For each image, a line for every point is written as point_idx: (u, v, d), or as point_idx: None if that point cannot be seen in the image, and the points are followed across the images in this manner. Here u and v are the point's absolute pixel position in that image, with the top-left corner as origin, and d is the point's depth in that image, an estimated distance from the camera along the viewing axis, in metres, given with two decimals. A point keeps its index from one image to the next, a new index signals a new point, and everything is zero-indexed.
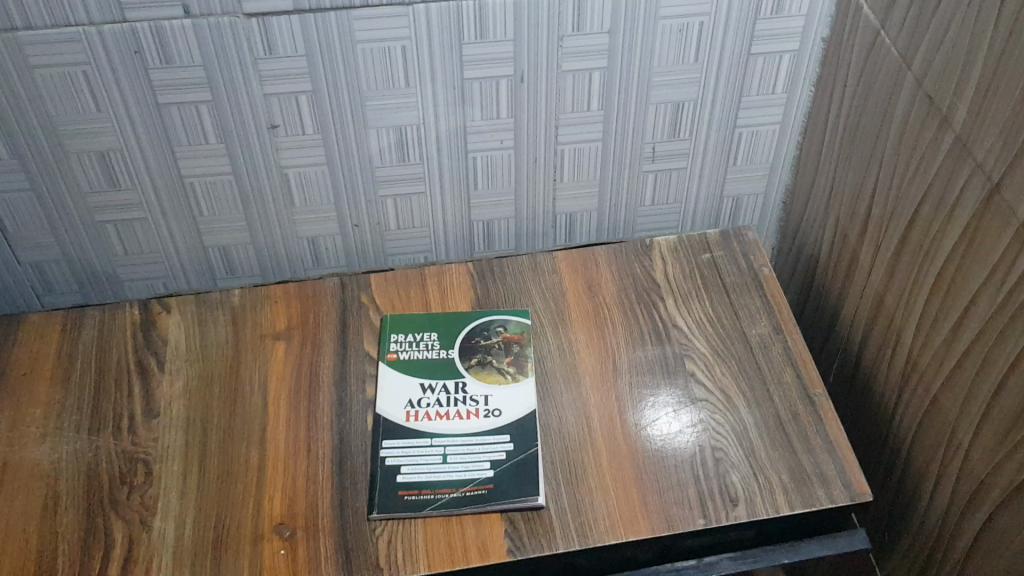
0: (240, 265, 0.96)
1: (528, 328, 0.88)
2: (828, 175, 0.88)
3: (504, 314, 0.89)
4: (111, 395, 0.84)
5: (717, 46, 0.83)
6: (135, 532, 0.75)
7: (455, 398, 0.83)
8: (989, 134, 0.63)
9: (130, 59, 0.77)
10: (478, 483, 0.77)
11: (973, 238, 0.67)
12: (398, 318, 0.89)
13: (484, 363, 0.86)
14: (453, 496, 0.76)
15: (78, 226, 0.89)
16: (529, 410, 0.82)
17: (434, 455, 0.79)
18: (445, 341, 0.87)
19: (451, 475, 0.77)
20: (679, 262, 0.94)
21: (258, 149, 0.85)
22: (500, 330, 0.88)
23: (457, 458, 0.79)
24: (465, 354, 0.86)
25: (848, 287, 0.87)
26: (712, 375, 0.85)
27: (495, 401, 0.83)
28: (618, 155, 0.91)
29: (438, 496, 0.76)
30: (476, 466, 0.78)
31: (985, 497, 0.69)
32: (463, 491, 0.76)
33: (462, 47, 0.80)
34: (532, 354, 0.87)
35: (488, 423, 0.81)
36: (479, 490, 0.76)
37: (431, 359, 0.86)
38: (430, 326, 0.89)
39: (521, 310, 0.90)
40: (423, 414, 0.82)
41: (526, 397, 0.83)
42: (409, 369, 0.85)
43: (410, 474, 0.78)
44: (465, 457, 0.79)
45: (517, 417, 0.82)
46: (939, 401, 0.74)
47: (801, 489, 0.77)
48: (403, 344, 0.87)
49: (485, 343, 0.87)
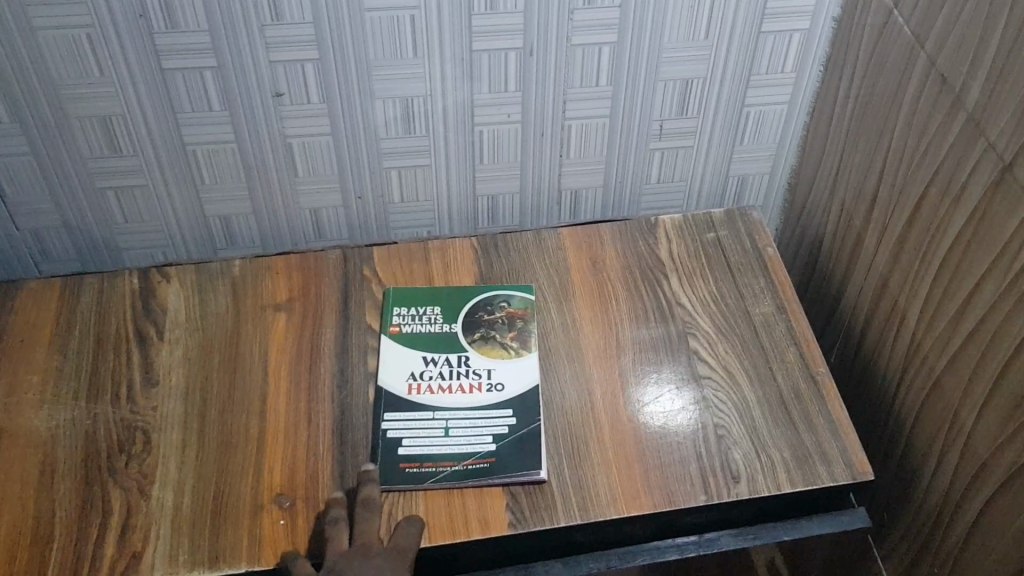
0: (240, 234, 0.95)
1: (532, 303, 0.88)
2: (834, 156, 0.87)
3: (508, 289, 0.89)
4: (110, 363, 0.83)
5: (727, 24, 0.82)
6: (133, 500, 0.75)
7: (458, 371, 0.82)
8: (1002, 115, 0.62)
9: (135, 23, 0.75)
10: (480, 457, 0.76)
11: (982, 220, 0.66)
12: (400, 291, 0.89)
13: (487, 338, 0.85)
14: (455, 469, 0.76)
15: (78, 192, 0.88)
16: (532, 385, 0.82)
17: (436, 428, 0.78)
18: (448, 314, 0.87)
19: (453, 449, 0.77)
20: (684, 240, 0.93)
21: (262, 118, 0.84)
22: (504, 305, 0.88)
23: (459, 432, 0.78)
24: (468, 329, 0.86)
25: (853, 268, 0.87)
26: (715, 353, 0.85)
27: (498, 375, 0.82)
28: (624, 132, 0.90)
29: (440, 469, 0.76)
30: (478, 440, 0.77)
31: (986, 480, 0.69)
32: (465, 465, 0.76)
33: (472, 18, 0.79)
34: (536, 329, 0.86)
35: (491, 397, 0.81)
36: (481, 464, 0.76)
37: (433, 333, 0.86)
38: (433, 301, 0.88)
39: (525, 285, 0.89)
40: (426, 387, 0.81)
41: (529, 372, 0.83)
42: (412, 342, 0.85)
43: (412, 447, 0.77)
44: (467, 431, 0.78)
45: (520, 392, 0.81)
46: (943, 383, 0.74)
47: (803, 468, 0.77)
48: (405, 317, 0.87)
49: (488, 318, 0.87)
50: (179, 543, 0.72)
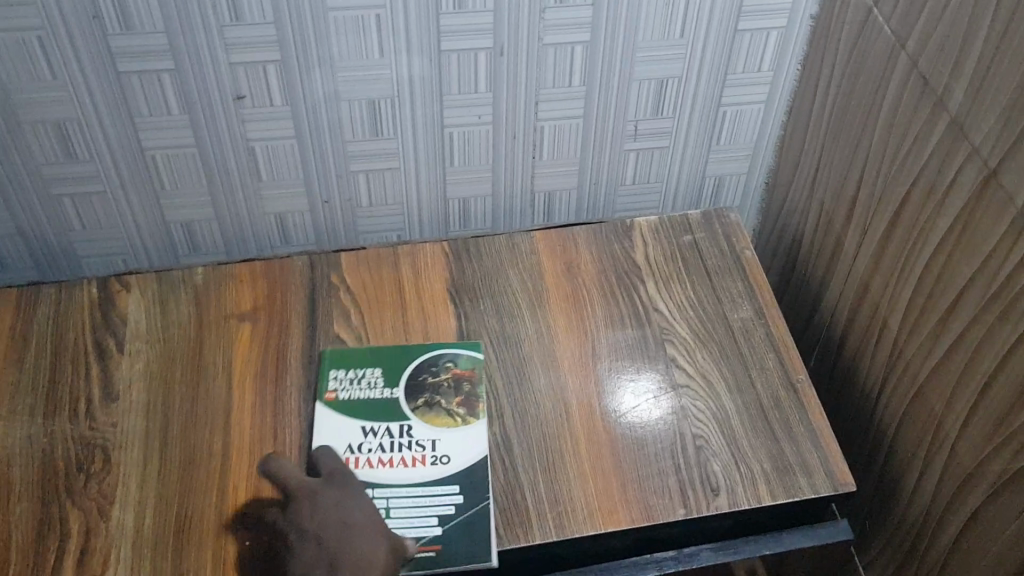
0: (203, 241, 0.92)
1: (479, 362, 0.82)
2: (813, 157, 0.86)
3: (453, 347, 0.82)
4: (67, 377, 0.80)
5: (703, 22, 0.80)
6: (92, 522, 0.72)
7: (400, 444, 0.76)
8: (987, 119, 0.61)
9: (87, 25, 0.72)
10: (428, 542, 0.70)
11: (965, 226, 0.65)
12: (336, 350, 0.82)
13: (432, 404, 0.78)
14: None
15: (33, 200, 0.84)
16: (480, 456, 0.75)
17: (376, 510, 0.72)
18: (389, 378, 0.80)
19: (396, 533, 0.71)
20: (660, 243, 0.91)
21: (223, 121, 0.81)
22: (450, 366, 0.81)
23: (401, 513, 0.72)
24: (410, 395, 0.79)
25: (832, 272, 0.85)
26: (693, 360, 0.83)
27: (444, 446, 0.75)
28: (599, 133, 0.88)
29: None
30: (423, 522, 0.71)
31: (972, 491, 0.67)
32: (413, 552, 0.70)
33: (439, 17, 0.76)
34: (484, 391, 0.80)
35: (436, 472, 0.74)
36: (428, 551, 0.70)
37: (372, 399, 0.79)
38: (372, 361, 0.81)
39: (472, 342, 0.83)
40: (365, 461, 0.75)
41: (475, 442, 0.76)
42: (350, 410, 0.78)
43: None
44: (409, 511, 0.72)
45: (467, 463, 0.74)
46: (925, 392, 0.72)
47: (783, 478, 0.75)
48: (342, 381, 0.79)
49: (432, 381, 0.80)
50: (141, 566, 0.70)
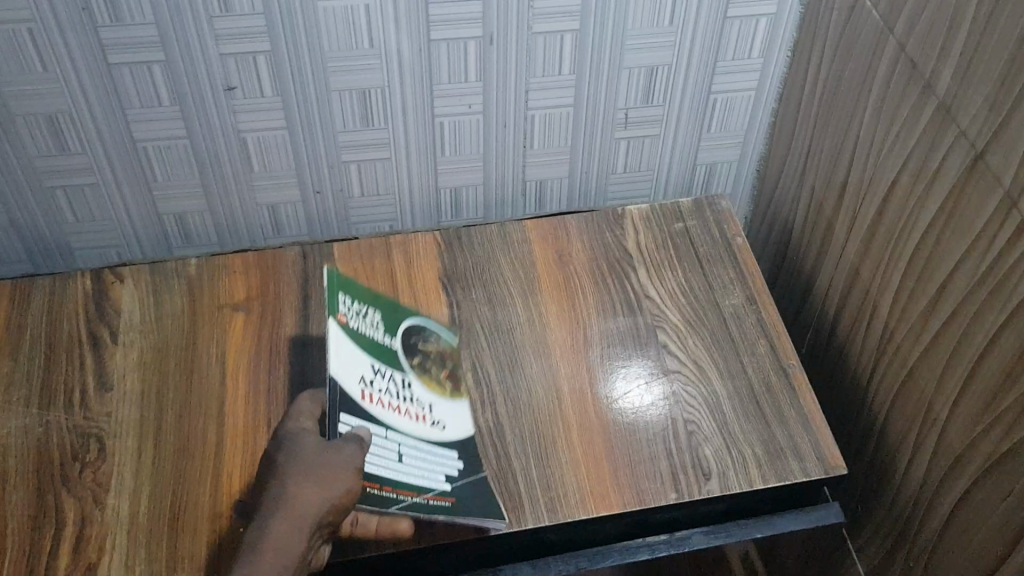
0: (197, 232, 0.92)
1: (453, 342, 0.82)
2: (803, 143, 0.86)
3: (436, 326, 0.82)
4: (62, 368, 0.81)
5: (692, 10, 0.80)
6: (87, 510, 0.73)
7: (401, 394, 0.73)
8: (974, 102, 0.61)
9: (77, 16, 0.72)
10: (439, 494, 0.69)
11: (953, 210, 0.65)
12: (339, 279, 0.74)
13: (422, 360, 0.77)
14: (413, 501, 0.68)
15: (27, 192, 0.85)
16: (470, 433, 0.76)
17: (390, 450, 0.69)
18: (388, 326, 0.76)
19: (408, 477, 0.69)
20: (652, 231, 0.91)
21: (215, 112, 0.82)
22: (434, 340, 0.80)
23: (412, 460, 0.70)
24: (405, 348, 0.77)
25: (823, 258, 0.85)
26: (684, 346, 0.83)
27: (439, 412, 0.75)
28: (590, 122, 0.88)
29: (394, 497, 0.68)
30: (431, 475, 0.70)
31: (960, 474, 0.68)
32: (426, 500, 0.68)
33: (428, 7, 0.76)
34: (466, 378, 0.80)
35: (432, 433, 0.73)
36: (440, 502, 0.69)
37: (377, 338, 0.74)
38: (375, 300, 0.77)
39: (451, 328, 0.83)
40: (376, 399, 0.70)
41: (462, 419, 0.77)
42: (358, 342, 0.71)
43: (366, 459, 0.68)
44: (419, 460, 0.70)
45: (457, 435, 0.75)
46: (914, 376, 0.72)
47: (774, 462, 0.76)
48: (350, 309, 0.72)
49: (420, 346, 0.78)
50: (136, 554, 0.70)
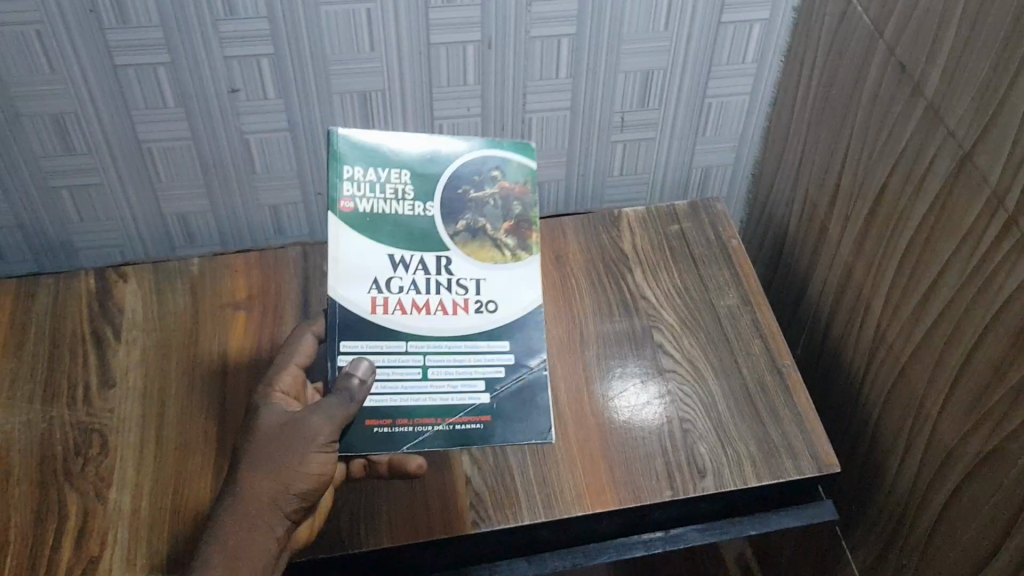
0: (199, 233, 0.94)
1: (532, 175, 0.71)
2: (797, 146, 0.87)
3: (509, 148, 0.71)
4: (65, 365, 0.82)
5: (687, 15, 0.82)
6: (89, 504, 0.74)
7: (437, 281, 0.67)
8: (961, 103, 0.62)
9: (84, 18, 0.74)
10: (473, 414, 0.66)
11: (942, 209, 0.66)
12: (351, 145, 0.67)
13: (479, 231, 0.68)
14: (437, 430, 0.65)
15: (32, 192, 0.86)
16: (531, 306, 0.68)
17: (412, 368, 0.65)
18: (422, 189, 0.68)
19: (436, 400, 0.66)
20: (648, 233, 0.93)
21: (218, 114, 0.83)
22: (499, 173, 0.70)
23: (440, 374, 0.66)
24: (451, 211, 0.68)
25: (816, 260, 0.87)
26: (680, 345, 0.84)
27: (490, 289, 0.68)
28: (587, 125, 0.90)
29: (416, 429, 0.65)
30: (469, 386, 0.66)
31: (951, 469, 0.68)
32: (451, 424, 0.65)
33: (428, 11, 0.78)
34: (534, 212, 0.70)
35: (481, 322, 0.67)
36: (474, 424, 0.66)
37: (404, 215, 0.67)
38: (402, 161, 0.68)
39: (525, 143, 0.72)
40: (394, 305, 0.66)
41: (527, 283, 0.69)
42: (370, 232, 0.66)
43: (382, 390, 0.65)
44: (450, 372, 0.66)
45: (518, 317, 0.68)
46: (906, 374, 0.73)
47: (767, 460, 0.77)
48: (361, 189, 0.66)
49: (477, 181, 0.69)
50: (137, 547, 0.71)
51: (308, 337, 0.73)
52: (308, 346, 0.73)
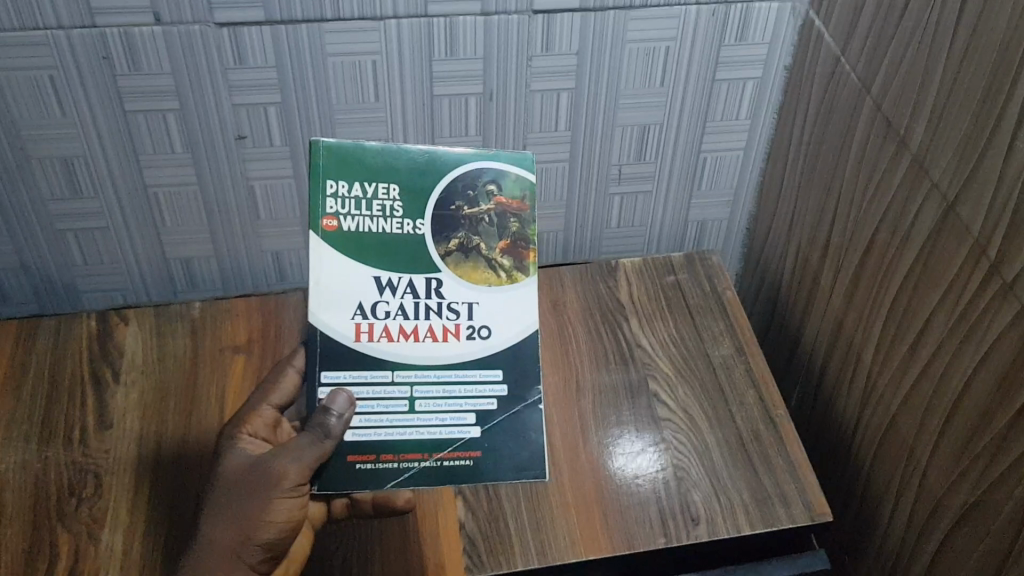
0: (202, 278, 0.95)
1: (530, 188, 0.72)
2: (789, 200, 0.89)
3: (506, 160, 0.71)
4: (64, 405, 0.83)
5: (682, 72, 0.85)
6: (82, 544, 0.74)
7: (427, 305, 0.69)
8: (945, 155, 0.64)
9: (97, 65, 0.76)
10: (461, 449, 0.70)
11: (927, 259, 0.67)
12: (336, 160, 0.68)
13: (471, 252, 0.70)
14: (423, 465, 0.68)
15: (38, 234, 0.88)
16: (521, 334, 0.71)
17: (399, 400, 0.69)
18: (412, 206, 0.69)
19: (423, 434, 0.69)
20: (644, 284, 0.94)
21: (224, 160, 0.85)
22: (494, 187, 0.71)
23: (427, 408, 0.69)
24: (442, 230, 0.70)
25: (809, 312, 0.88)
26: (674, 394, 0.85)
27: (481, 314, 0.70)
28: (584, 178, 0.92)
29: (402, 465, 0.68)
30: (458, 420, 0.70)
31: (941, 518, 0.69)
32: (438, 459, 0.69)
33: (432, 63, 0.80)
34: (530, 230, 0.72)
35: (471, 348, 0.70)
36: (462, 459, 0.69)
37: (392, 233, 0.69)
38: (390, 176, 0.69)
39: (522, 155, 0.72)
40: (381, 330, 0.69)
41: (518, 309, 0.71)
42: (357, 254, 0.68)
43: (368, 424, 0.68)
44: (437, 406, 0.70)
45: (511, 343, 0.71)
46: (896, 423, 0.74)
47: (761, 508, 0.77)
48: (348, 203, 0.68)
49: (472, 198, 0.71)
50: None
51: (291, 370, 0.71)
52: (291, 381, 0.70)
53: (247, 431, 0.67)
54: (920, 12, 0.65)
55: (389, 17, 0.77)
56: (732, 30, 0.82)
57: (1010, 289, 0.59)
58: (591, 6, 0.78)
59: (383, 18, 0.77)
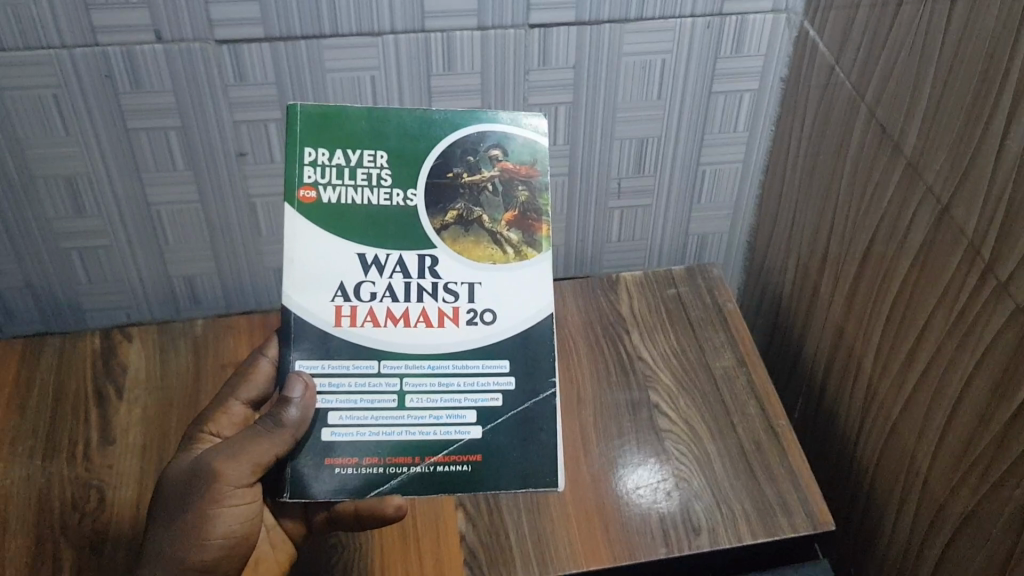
0: (205, 295, 0.96)
1: (541, 153, 0.66)
2: (789, 211, 0.90)
3: (511, 122, 0.66)
4: (67, 422, 0.83)
5: (679, 85, 0.85)
6: (83, 557, 0.73)
7: (419, 287, 0.62)
8: (937, 158, 0.64)
9: (101, 83, 0.77)
10: (459, 453, 0.61)
11: (925, 263, 0.67)
12: (313, 123, 0.63)
13: (471, 226, 0.63)
14: (413, 471, 0.60)
15: (43, 253, 0.88)
16: (532, 316, 0.63)
17: (388, 396, 0.61)
18: (402, 175, 0.64)
19: (414, 435, 0.61)
20: (645, 297, 0.94)
21: (225, 177, 0.86)
22: (499, 152, 0.65)
23: (420, 404, 0.61)
24: (438, 201, 0.64)
25: (811, 323, 0.88)
26: (676, 406, 0.85)
27: (484, 296, 0.63)
28: (584, 191, 0.92)
29: (388, 470, 0.60)
30: (456, 418, 0.61)
31: (943, 524, 0.68)
32: (430, 466, 0.60)
33: (430, 78, 0.81)
34: (541, 199, 0.65)
35: (474, 335, 0.62)
36: (459, 465, 0.61)
37: (379, 206, 0.63)
38: (376, 142, 0.64)
39: (527, 116, 0.66)
40: (367, 315, 0.62)
41: (530, 288, 0.64)
42: (338, 229, 0.62)
43: (351, 422, 0.61)
44: (432, 402, 0.61)
45: (517, 329, 0.63)
46: (899, 429, 0.73)
47: (764, 518, 0.76)
48: (327, 174, 0.63)
49: (472, 163, 0.65)
50: None
51: (263, 361, 0.68)
52: (265, 372, 0.68)
53: (211, 431, 0.66)
54: (911, 18, 0.66)
55: (387, 33, 0.78)
56: (727, 42, 0.83)
57: (1005, 288, 0.58)
58: (586, 19, 0.79)
59: (381, 33, 0.78)
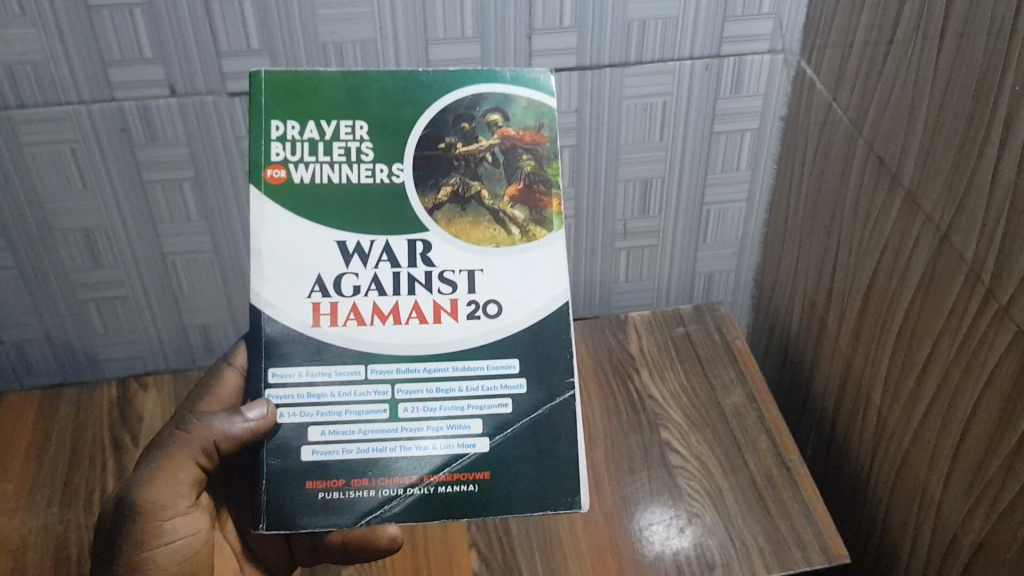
0: (219, 343, 0.97)
1: (547, 115, 0.62)
2: (794, 248, 0.91)
3: (512, 82, 0.62)
4: (84, 470, 0.84)
5: (680, 128, 0.87)
6: None
7: (411, 278, 0.59)
8: (933, 186, 0.65)
9: (117, 137, 0.80)
10: (461, 471, 0.58)
11: (928, 291, 0.68)
12: (281, 94, 0.60)
13: (468, 203, 0.60)
14: (413, 494, 0.57)
15: (60, 304, 0.90)
16: (538, 307, 0.60)
17: (378, 407, 0.58)
18: (386, 150, 0.60)
19: (409, 450, 0.58)
20: (654, 336, 0.96)
21: (237, 223, 0.88)
22: (498, 117, 0.61)
23: (416, 413, 0.58)
24: (430, 177, 0.60)
25: (818, 361, 0.88)
26: (688, 442, 0.85)
27: (484, 284, 0.60)
28: (591, 232, 0.94)
29: (383, 492, 0.57)
30: (459, 430, 0.58)
31: (957, 553, 0.68)
32: (430, 487, 0.58)
33: None
34: (549, 168, 0.61)
35: (474, 330, 0.59)
36: (463, 484, 0.58)
37: (361, 183, 0.60)
38: (354, 113, 0.61)
39: (532, 73, 0.62)
40: (351, 310, 0.59)
41: (532, 272, 0.60)
42: (315, 214, 0.59)
43: (336, 438, 0.58)
44: (428, 411, 0.58)
45: (520, 324, 0.60)
46: (911, 460, 0.73)
47: (778, 552, 0.76)
48: (298, 150, 0.59)
49: (468, 131, 0.61)
50: None
51: (229, 371, 0.68)
52: (231, 382, 0.67)
53: None
54: (902, 52, 0.68)
55: None
56: (726, 82, 0.85)
57: (1006, 311, 0.59)
58: (587, 64, 0.81)
59: None
